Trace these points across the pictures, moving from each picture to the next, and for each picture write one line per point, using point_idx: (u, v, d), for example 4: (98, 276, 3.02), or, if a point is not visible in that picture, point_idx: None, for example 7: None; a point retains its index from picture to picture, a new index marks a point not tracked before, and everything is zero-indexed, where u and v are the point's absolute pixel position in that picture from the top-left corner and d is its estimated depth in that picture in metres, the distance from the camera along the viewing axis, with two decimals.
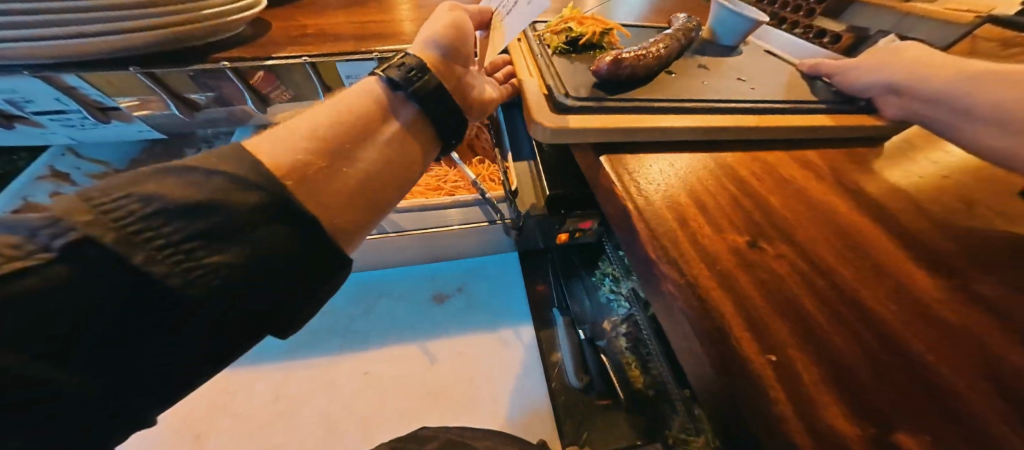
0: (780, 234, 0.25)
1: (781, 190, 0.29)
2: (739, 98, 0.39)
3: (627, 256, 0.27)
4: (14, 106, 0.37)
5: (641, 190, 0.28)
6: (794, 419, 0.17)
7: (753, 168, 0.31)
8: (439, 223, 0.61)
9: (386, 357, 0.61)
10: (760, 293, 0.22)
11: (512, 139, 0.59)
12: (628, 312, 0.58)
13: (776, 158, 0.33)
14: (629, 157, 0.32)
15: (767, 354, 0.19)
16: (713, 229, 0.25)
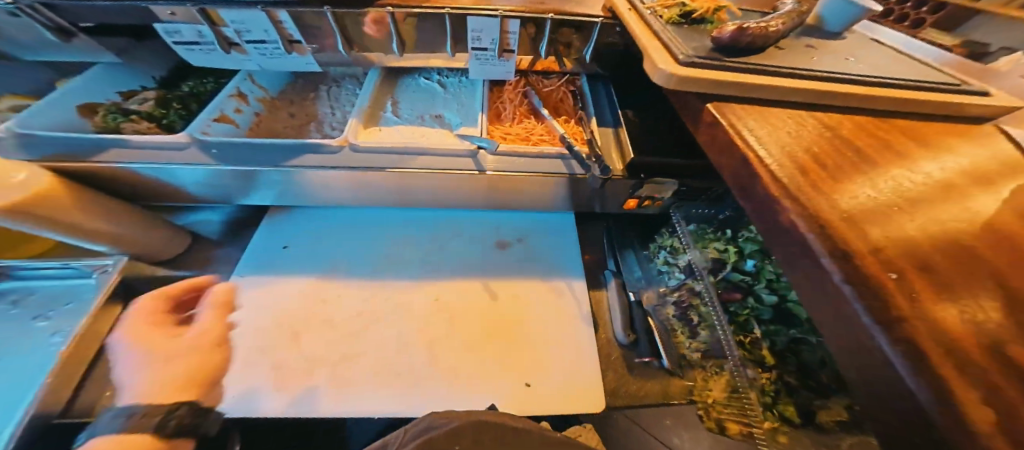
0: (899, 192, 0.26)
1: (897, 160, 0.30)
2: (848, 73, 0.40)
3: (742, 202, 0.30)
4: (236, 34, 0.47)
5: (762, 145, 0.31)
6: (916, 321, 0.18)
7: (868, 140, 0.33)
8: (523, 169, 0.57)
9: (450, 288, 0.67)
10: (880, 230, 0.23)
11: (596, 108, 0.63)
12: (683, 281, 0.61)
13: (889, 133, 0.34)
14: (747, 118, 0.35)
15: (888, 272, 0.20)
16: (835, 180, 0.27)
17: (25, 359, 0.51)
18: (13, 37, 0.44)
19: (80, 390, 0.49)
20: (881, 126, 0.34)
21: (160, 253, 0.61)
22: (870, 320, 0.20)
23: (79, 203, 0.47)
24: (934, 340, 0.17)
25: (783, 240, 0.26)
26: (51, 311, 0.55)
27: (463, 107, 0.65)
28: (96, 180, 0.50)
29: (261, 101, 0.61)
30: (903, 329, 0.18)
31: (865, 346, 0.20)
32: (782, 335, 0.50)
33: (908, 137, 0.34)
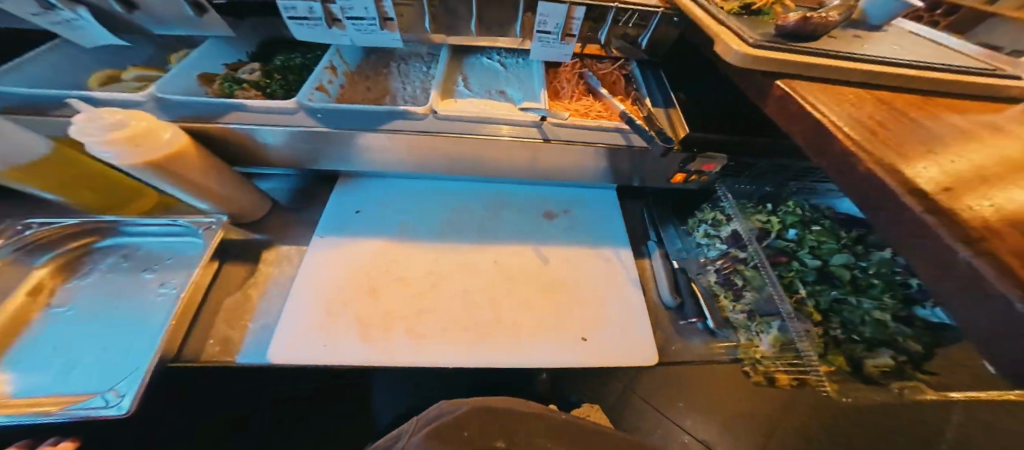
0: (955, 149, 0.32)
1: (949, 128, 0.35)
2: (897, 58, 0.46)
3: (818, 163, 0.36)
4: (341, 10, 0.53)
5: (831, 114, 0.36)
6: (994, 229, 0.22)
7: (919, 114, 0.38)
8: (587, 140, 0.62)
9: (508, 253, 0.72)
10: (950, 172, 0.28)
11: (647, 87, 0.67)
12: (727, 249, 0.67)
13: (937, 109, 0.39)
14: (814, 94, 0.40)
15: (964, 199, 0.25)
16: (899, 141, 0.33)
17: (136, 318, 0.54)
18: (158, 13, 0.49)
19: (186, 340, 0.53)
20: (927, 107, 0.40)
21: (248, 214, 0.67)
22: (952, 233, 0.24)
23: (201, 161, 0.53)
24: (1012, 240, 0.21)
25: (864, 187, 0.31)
26: (161, 263, 0.61)
27: (523, 86, 0.70)
28: (213, 142, 0.56)
29: (345, 74, 0.67)
30: (984, 233, 0.22)
31: (945, 253, 0.24)
32: (825, 294, 0.56)
33: (956, 112, 0.39)
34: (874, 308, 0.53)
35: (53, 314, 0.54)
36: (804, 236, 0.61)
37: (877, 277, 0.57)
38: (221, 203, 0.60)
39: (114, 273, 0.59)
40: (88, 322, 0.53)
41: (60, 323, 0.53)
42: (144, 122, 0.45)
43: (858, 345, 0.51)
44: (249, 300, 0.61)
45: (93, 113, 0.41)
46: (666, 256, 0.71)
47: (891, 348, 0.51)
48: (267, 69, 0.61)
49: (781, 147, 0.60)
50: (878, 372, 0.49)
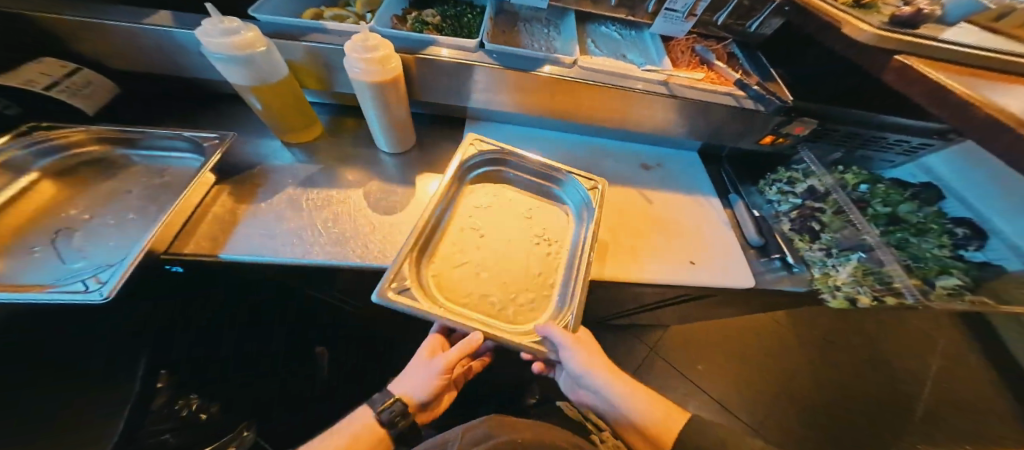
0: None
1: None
2: (989, 45, 0.59)
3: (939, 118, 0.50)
4: None
5: (946, 83, 0.51)
6: None
7: (1005, 88, 0.52)
8: (708, 98, 0.73)
9: (615, 193, 0.84)
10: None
11: (751, 60, 0.78)
12: (802, 201, 0.79)
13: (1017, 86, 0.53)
14: (927, 67, 0.54)
15: None
16: (996, 105, 0.47)
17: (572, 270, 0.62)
18: None
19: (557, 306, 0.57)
20: (1003, 82, 0.55)
21: (400, 143, 0.78)
22: None
23: (401, 89, 0.65)
24: None
25: None
26: (542, 213, 0.70)
27: (641, 53, 0.81)
28: (409, 72, 0.73)
29: (492, 25, 0.79)
30: None
31: None
32: (895, 235, 0.72)
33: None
34: (933, 246, 0.72)
35: (472, 229, 0.65)
36: (875, 191, 0.78)
37: (930, 222, 0.76)
38: (395, 129, 0.73)
39: (500, 209, 0.70)
40: (504, 247, 0.63)
41: (483, 249, 0.62)
42: (385, 49, 0.57)
43: (930, 270, 0.68)
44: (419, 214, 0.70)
45: (364, 36, 0.56)
46: (747, 207, 0.84)
47: (951, 272, 0.68)
48: (438, 15, 0.78)
49: (864, 115, 0.74)
50: (947, 292, 0.65)
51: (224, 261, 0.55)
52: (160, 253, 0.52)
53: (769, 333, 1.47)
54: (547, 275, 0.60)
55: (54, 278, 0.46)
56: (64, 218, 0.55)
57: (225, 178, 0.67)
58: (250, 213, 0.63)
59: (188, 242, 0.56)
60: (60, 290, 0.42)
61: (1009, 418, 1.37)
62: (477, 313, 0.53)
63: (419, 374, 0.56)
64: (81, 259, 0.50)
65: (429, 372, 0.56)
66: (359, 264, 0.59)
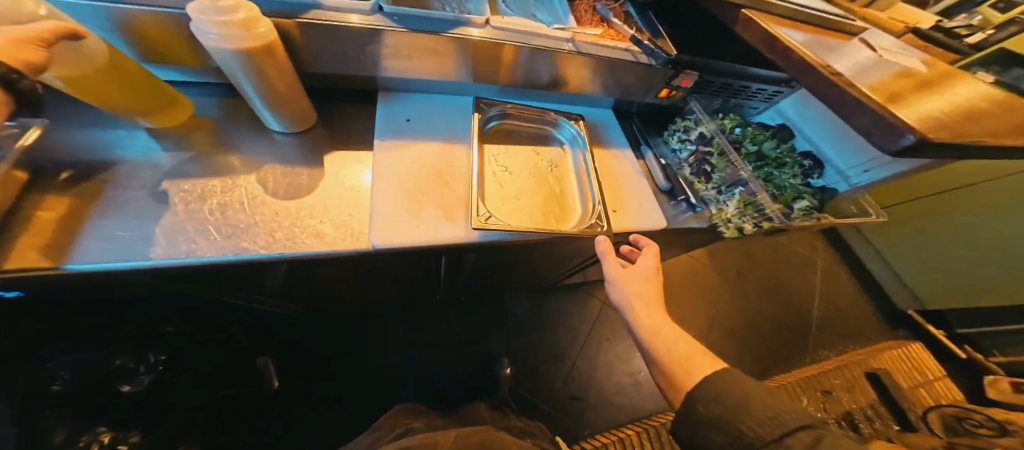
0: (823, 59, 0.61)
1: (824, 52, 0.64)
2: (807, 6, 0.73)
3: None
4: None
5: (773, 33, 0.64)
6: None
7: (811, 43, 0.67)
8: (610, 54, 0.78)
9: (539, 153, 0.85)
10: None
11: (645, 18, 0.85)
12: (696, 147, 0.91)
13: (820, 42, 0.68)
14: (760, 22, 0.67)
15: None
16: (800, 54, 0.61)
17: (584, 185, 0.79)
18: None
19: (579, 215, 0.74)
20: (808, 33, 0.71)
21: (301, 121, 0.69)
22: None
23: (283, 56, 0.57)
24: None
25: None
26: (542, 153, 0.84)
27: (549, 12, 0.82)
28: (293, 39, 0.64)
29: None
30: None
31: None
32: (763, 168, 0.88)
33: (829, 45, 0.68)
34: (789, 177, 0.88)
35: (493, 169, 0.76)
36: (746, 133, 0.92)
37: (787, 157, 0.92)
38: (289, 103, 0.64)
39: (510, 151, 0.82)
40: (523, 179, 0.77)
41: (505, 184, 0.75)
42: (248, 12, 0.49)
43: (789, 195, 0.84)
44: (334, 195, 0.64)
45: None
46: (655, 157, 0.94)
47: (803, 196, 0.84)
48: None
49: (733, 67, 0.85)
50: (800, 214, 0.81)
51: (69, 273, 0.44)
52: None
53: (692, 271, 1.68)
54: (563, 195, 0.78)
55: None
56: None
57: (55, 177, 0.52)
58: (108, 213, 0.51)
59: (8, 257, 0.42)
60: None
61: (870, 312, 1.75)
62: (522, 227, 0.67)
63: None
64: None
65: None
66: (264, 255, 0.52)
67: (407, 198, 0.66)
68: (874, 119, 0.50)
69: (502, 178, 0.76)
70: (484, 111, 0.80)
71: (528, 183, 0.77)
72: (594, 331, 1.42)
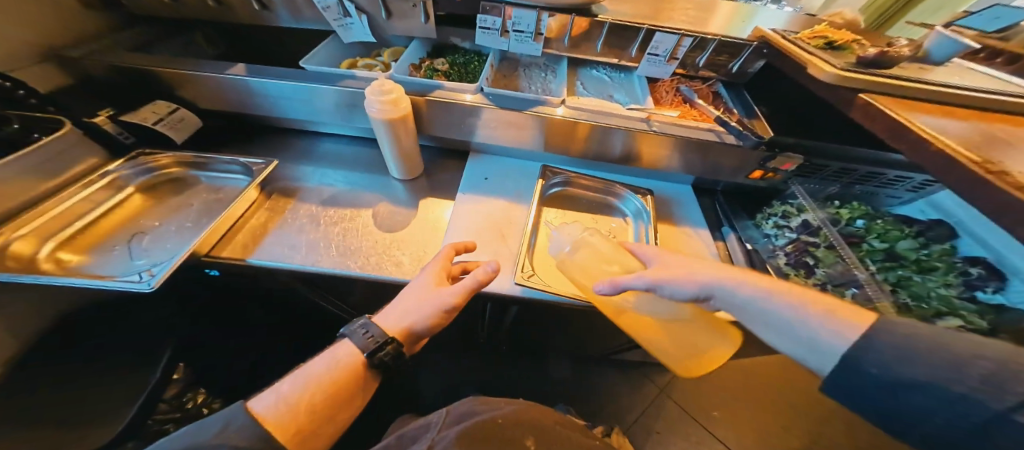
0: (998, 153, 0.47)
1: (999, 142, 0.50)
2: (963, 87, 0.61)
3: (914, 156, 0.51)
4: (514, 31, 0.83)
5: (911, 120, 0.53)
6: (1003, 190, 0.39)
7: (975, 130, 0.53)
8: (689, 132, 0.79)
9: (600, 221, 0.87)
10: (971, 165, 0.44)
11: (734, 100, 0.85)
12: (796, 236, 0.78)
13: (991, 127, 0.54)
14: (891, 106, 0.57)
15: (987, 175, 0.42)
16: (956, 143, 0.48)
17: None
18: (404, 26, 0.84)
19: None
20: (968, 119, 0.56)
21: (410, 173, 0.89)
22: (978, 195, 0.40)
23: (411, 128, 0.77)
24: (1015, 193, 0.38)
25: (951, 178, 0.46)
26: (605, 221, 0.87)
27: (629, 94, 0.91)
28: (419, 112, 0.84)
29: (495, 72, 0.94)
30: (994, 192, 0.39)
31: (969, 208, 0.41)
32: (894, 272, 0.69)
33: (1005, 132, 0.53)
34: (937, 285, 0.67)
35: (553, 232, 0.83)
36: (872, 226, 0.75)
37: (937, 261, 0.71)
38: (405, 160, 0.84)
39: (574, 215, 0.87)
40: None
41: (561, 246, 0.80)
42: (397, 94, 0.69)
43: (932, 311, 0.62)
44: (417, 233, 0.78)
45: (380, 83, 0.69)
46: (739, 240, 0.83)
47: (954, 313, 0.62)
48: (448, 64, 0.92)
49: (854, 152, 0.76)
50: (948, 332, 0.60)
51: (248, 264, 0.65)
52: (200, 255, 0.63)
53: (787, 383, 1.36)
54: None
55: (119, 271, 0.58)
56: (137, 225, 0.67)
57: (267, 195, 0.79)
58: (279, 225, 0.74)
59: (224, 248, 0.67)
60: (121, 281, 0.52)
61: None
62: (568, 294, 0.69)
63: (417, 307, 0.53)
64: (143, 257, 0.61)
65: (432, 305, 0.54)
66: (360, 273, 0.68)
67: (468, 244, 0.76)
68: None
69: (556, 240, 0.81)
70: (548, 179, 0.90)
71: None
72: (642, 420, 1.26)
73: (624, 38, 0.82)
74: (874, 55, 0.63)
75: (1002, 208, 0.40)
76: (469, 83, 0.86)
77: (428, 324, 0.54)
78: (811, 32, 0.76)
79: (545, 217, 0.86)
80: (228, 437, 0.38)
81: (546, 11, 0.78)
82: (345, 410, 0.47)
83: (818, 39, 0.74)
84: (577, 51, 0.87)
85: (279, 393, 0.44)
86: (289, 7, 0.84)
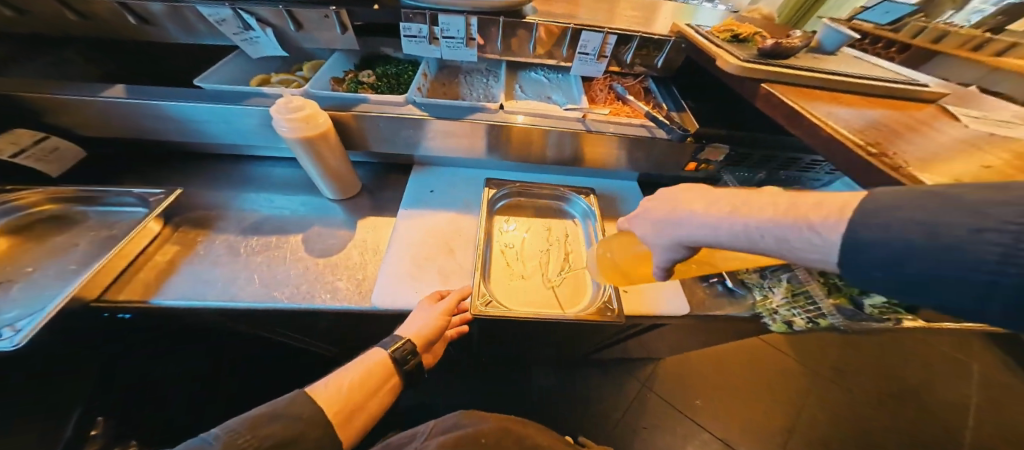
0: (873, 133, 0.51)
1: (876, 122, 0.56)
2: (847, 74, 0.67)
3: (811, 138, 0.54)
4: (440, 36, 0.81)
5: (805, 107, 0.57)
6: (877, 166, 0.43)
7: (857, 113, 0.59)
8: (624, 130, 0.82)
9: (550, 225, 0.87)
10: (855, 145, 0.48)
11: (662, 96, 0.89)
12: None
13: (871, 111, 0.60)
14: (788, 94, 0.61)
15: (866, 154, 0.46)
16: (842, 126, 0.52)
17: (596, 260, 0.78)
18: (315, 35, 0.80)
19: (586, 300, 0.72)
20: (854, 104, 0.62)
21: (344, 191, 0.83)
22: None
23: (335, 146, 0.73)
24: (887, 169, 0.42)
25: (842, 158, 0.50)
26: (556, 226, 0.87)
27: (567, 94, 0.92)
28: (345, 128, 0.79)
29: (430, 80, 0.92)
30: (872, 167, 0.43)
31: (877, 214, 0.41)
32: None
33: (882, 114, 0.60)
34: None
35: (504, 245, 0.81)
36: None
37: None
38: (336, 177, 0.78)
39: (523, 222, 0.87)
40: (532, 254, 0.80)
41: (515, 259, 0.79)
42: (311, 109, 0.65)
43: None
44: (355, 256, 0.73)
45: (287, 99, 0.64)
46: None
47: None
48: (377, 75, 0.88)
49: (778, 140, 0.80)
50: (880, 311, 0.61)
51: (152, 307, 0.57)
52: (89, 300, 0.52)
53: (755, 362, 1.44)
54: (574, 272, 0.78)
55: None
56: (9, 272, 0.56)
57: (173, 227, 0.70)
58: (190, 260, 0.65)
59: (121, 290, 0.57)
60: None
61: None
62: (525, 311, 0.67)
63: (419, 317, 0.59)
64: (11, 309, 0.50)
65: (432, 313, 0.60)
66: (289, 305, 0.61)
67: (411, 262, 0.72)
68: None
69: (507, 250, 0.80)
70: (496, 189, 0.88)
71: (537, 258, 0.80)
72: (627, 418, 1.27)
73: (552, 40, 0.83)
74: (773, 48, 0.68)
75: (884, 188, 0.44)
76: (400, 93, 0.83)
77: (437, 328, 0.58)
78: (722, 27, 0.81)
79: (495, 227, 0.84)
80: (292, 407, 0.42)
81: (473, 15, 0.77)
82: (375, 399, 0.51)
83: (727, 33, 0.79)
84: (509, 54, 0.87)
85: (332, 380, 0.49)
86: (177, 21, 0.75)
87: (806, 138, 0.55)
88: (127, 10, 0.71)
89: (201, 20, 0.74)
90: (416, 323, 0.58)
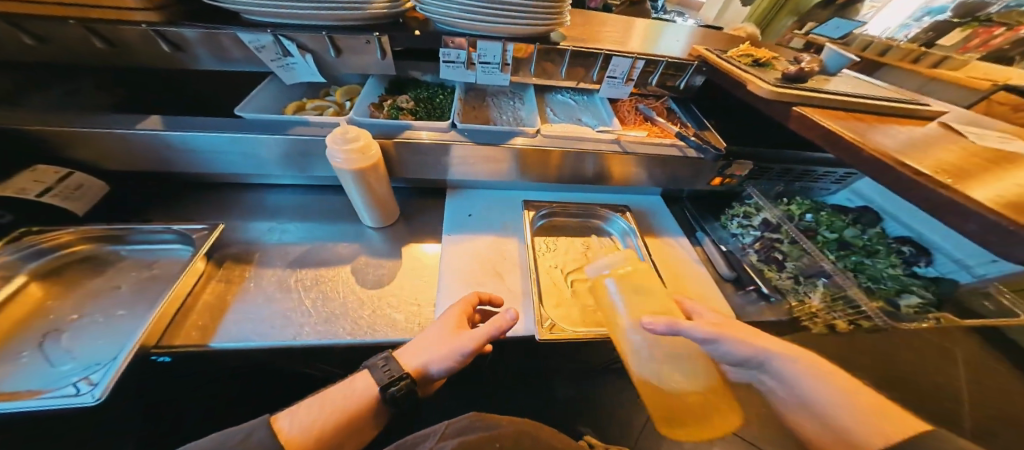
0: (909, 152, 0.57)
1: (904, 141, 0.62)
2: (864, 97, 0.74)
3: (852, 157, 0.60)
4: (478, 62, 0.82)
5: (840, 129, 0.63)
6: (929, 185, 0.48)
7: (884, 133, 0.65)
8: (658, 150, 0.85)
9: (589, 244, 0.89)
10: (899, 165, 0.53)
11: (686, 116, 0.94)
12: (761, 233, 0.85)
13: (893, 130, 0.67)
14: (821, 116, 0.67)
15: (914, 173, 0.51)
16: (879, 147, 0.58)
17: None
18: (353, 61, 0.79)
19: None
20: (874, 123, 0.69)
21: (385, 219, 0.81)
22: None
23: (382, 176, 0.72)
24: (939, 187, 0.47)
25: (885, 176, 0.55)
26: (594, 243, 0.89)
27: (595, 115, 0.96)
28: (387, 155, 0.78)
29: (462, 104, 0.92)
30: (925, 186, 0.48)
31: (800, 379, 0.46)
32: (849, 259, 0.79)
33: (903, 132, 0.66)
34: (885, 266, 0.79)
35: (550, 265, 0.82)
36: (819, 219, 0.87)
37: (878, 244, 0.84)
38: (380, 205, 0.77)
39: (563, 242, 0.88)
40: (578, 273, 0.82)
41: (563, 278, 0.80)
42: (365, 139, 0.64)
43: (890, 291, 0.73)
44: (407, 285, 0.71)
45: (344, 130, 0.63)
46: (714, 243, 0.90)
47: (911, 290, 0.74)
48: (412, 100, 0.88)
49: (796, 155, 0.87)
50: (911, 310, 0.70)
51: (211, 352, 0.53)
52: (150, 348, 0.49)
53: None
54: None
55: (40, 382, 0.43)
56: (50, 321, 0.52)
57: (215, 264, 0.67)
58: (240, 297, 0.62)
59: (177, 334, 0.54)
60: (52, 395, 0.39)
61: None
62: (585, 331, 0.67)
63: (431, 347, 0.52)
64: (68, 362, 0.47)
65: (450, 347, 0.52)
66: (352, 340, 0.59)
67: (465, 289, 0.71)
68: (982, 222, 0.43)
69: (553, 271, 0.81)
70: (534, 211, 0.89)
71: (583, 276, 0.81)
72: (653, 421, 1.29)
73: (584, 65, 0.87)
74: (797, 73, 0.74)
75: (931, 203, 0.49)
76: (439, 119, 0.83)
77: (443, 366, 0.52)
78: (740, 53, 0.87)
79: (538, 249, 0.85)
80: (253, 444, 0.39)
81: (510, 42, 0.79)
82: (354, 431, 0.46)
83: (747, 59, 0.85)
84: (542, 78, 0.90)
85: (303, 411, 0.45)
86: (210, 47, 0.71)
87: (845, 157, 0.60)
88: (162, 37, 0.67)
89: (238, 45, 0.72)
90: (426, 356, 0.52)
